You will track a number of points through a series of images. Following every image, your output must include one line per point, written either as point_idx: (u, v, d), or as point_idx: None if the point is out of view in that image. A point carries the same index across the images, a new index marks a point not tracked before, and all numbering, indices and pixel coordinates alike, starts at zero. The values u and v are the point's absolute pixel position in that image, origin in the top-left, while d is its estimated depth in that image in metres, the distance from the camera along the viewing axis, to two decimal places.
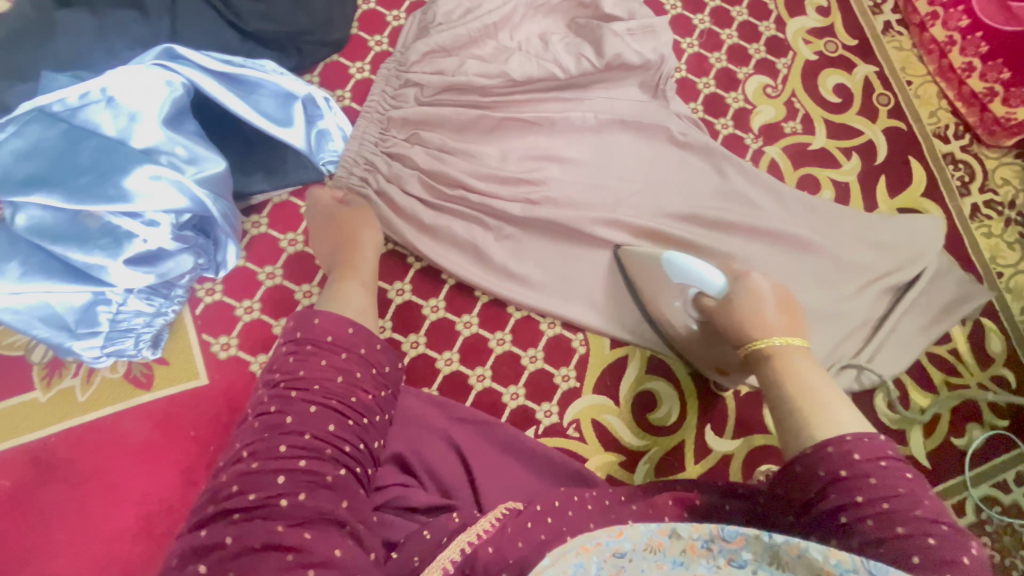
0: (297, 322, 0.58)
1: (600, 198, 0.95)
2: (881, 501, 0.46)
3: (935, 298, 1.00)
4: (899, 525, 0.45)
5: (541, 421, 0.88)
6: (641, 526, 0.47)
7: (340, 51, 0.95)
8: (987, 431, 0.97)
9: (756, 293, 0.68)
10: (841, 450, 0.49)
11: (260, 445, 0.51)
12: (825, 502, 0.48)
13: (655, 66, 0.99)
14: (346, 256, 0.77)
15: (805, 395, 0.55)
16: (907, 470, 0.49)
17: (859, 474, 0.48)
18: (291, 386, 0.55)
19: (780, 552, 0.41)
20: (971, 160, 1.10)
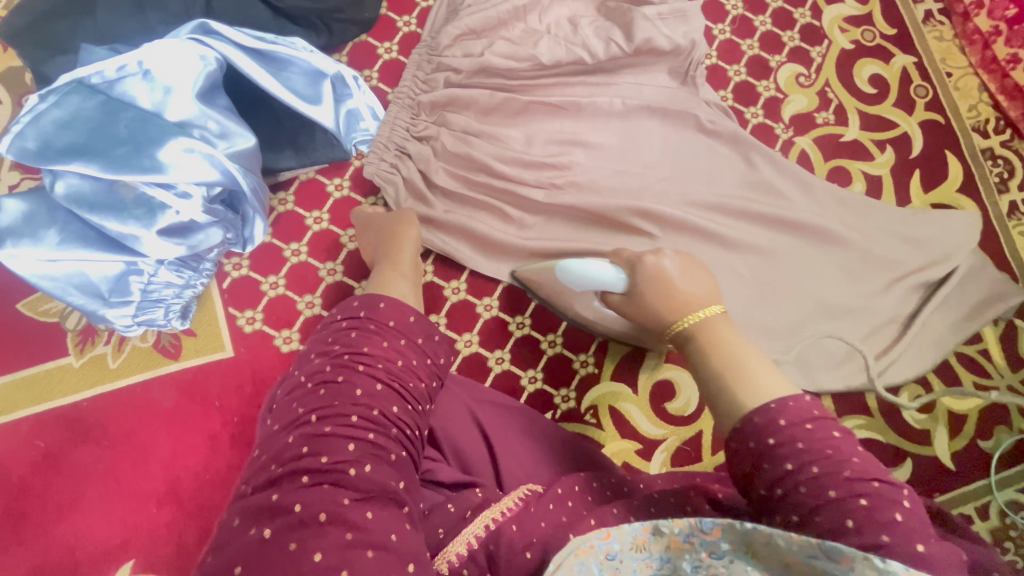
0: (362, 301, 0.65)
1: (625, 184, 0.95)
2: (812, 466, 0.46)
3: (967, 296, 0.97)
4: (830, 488, 0.45)
5: (559, 406, 0.88)
6: (626, 526, 0.49)
7: (369, 30, 0.95)
8: (1016, 435, 0.95)
9: (661, 278, 0.67)
10: (765, 416, 0.50)
11: (333, 409, 0.54)
12: (761, 476, 0.48)
13: (686, 52, 0.97)
14: (388, 252, 0.76)
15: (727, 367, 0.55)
16: (836, 428, 0.49)
17: (787, 440, 0.48)
18: (357, 359, 0.59)
19: (753, 540, 0.45)
20: (1011, 155, 1.06)
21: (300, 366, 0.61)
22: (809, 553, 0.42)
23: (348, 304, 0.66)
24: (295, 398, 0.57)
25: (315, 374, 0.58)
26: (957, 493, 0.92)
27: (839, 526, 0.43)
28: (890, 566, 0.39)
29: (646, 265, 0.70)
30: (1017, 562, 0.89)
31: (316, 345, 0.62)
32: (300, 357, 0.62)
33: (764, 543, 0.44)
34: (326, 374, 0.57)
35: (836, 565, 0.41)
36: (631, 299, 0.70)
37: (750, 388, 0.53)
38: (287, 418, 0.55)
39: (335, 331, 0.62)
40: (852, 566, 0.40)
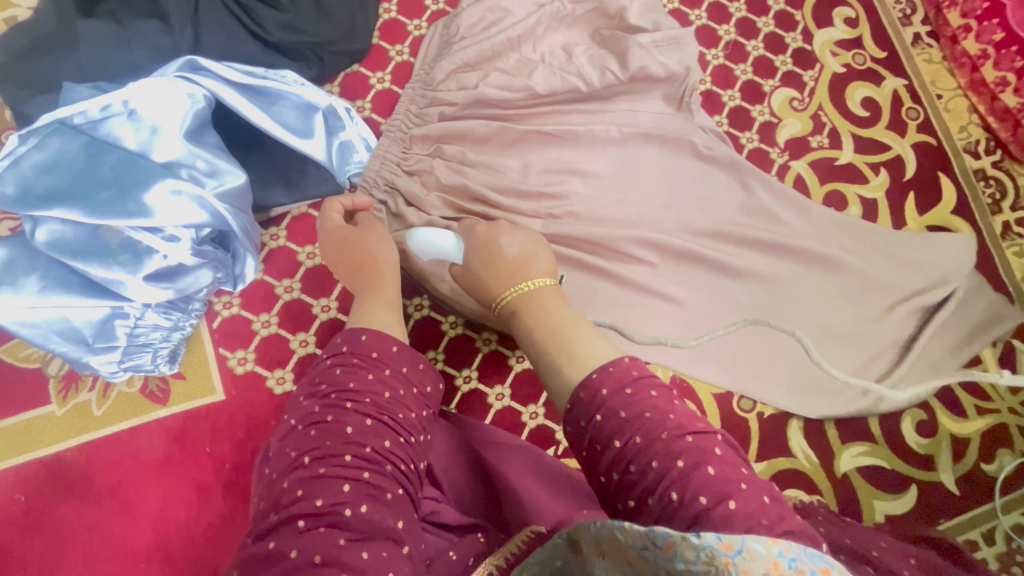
0: (346, 336, 0.61)
1: (624, 213, 0.94)
2: (634, 437, 0.48)
3: (966, 317, 0.97)
4: (653, 458, 0.46)
5: (561, 441, 0.86)
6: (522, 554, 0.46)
7: (361, 61, 0.93)
8: (1019, 457, 0.95)
9: (491, 252, 0.72)
10: (588, 391, 0.52)
11: (327, 450, 0.51)
12: (602, 463, 0.49)
13: (680, 79, 0.97)
14: (367, 278, 0.72)
15: (556, 340, 0.59)
16: (651, 387, 0.51)
17: (610, 414, 0.50)
18: (346, 393, 0.55)
19: (603, 540, 0.41)
20: (1003, 176, 1.07)
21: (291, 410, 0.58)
22: (641, 546, 0.39)
23: (334, 342, 0.62)
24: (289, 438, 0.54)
25: (306, 414, 0.55)
26: (966, 519, 0.92)
27: (669, 502, 0.44)
28: (704, 540, 0.38)
29: (478, 235, 0.75)
30: None
31: (305, 383, 0.58)
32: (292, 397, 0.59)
33: (609, 539, 0.41)
34: (316, 411, 0.54)
35: (665, 555, 0.38)
36: (467, 270, 0.74)
37: (577, 363, 0.55)
38: (281, 462, 0.52)
39: (321, 369, 0.59)
40: (676, 549, 0.38)
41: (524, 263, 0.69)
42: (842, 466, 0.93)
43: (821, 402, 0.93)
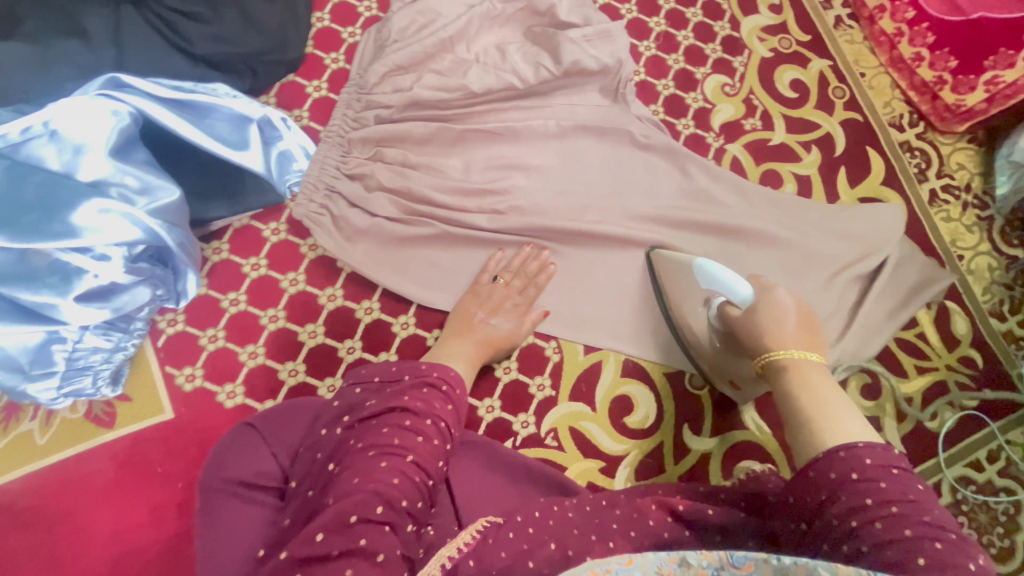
0: (456, 375, 0.68)
1: (567, 204, 0.96)
2: (892, 505, 0.48)
3: (899, 283, 1.02)
4: (908, 527, 0.47)
5: (519, 432, 0.87)
6: (650, 555, 0.48)
7: (296, 70, 0.94)
8: (958, 412, 1.00)
9: (778, 309, 0.70)
10: (854, 454, 0.52)
11: (422, 461, 0.58)
12: (836, 506, 0.51)
13: (614, 71, 1.00)
14: (463, 315, 0.84)
15: (820, 406, 0.58)
16: (918, 482, 0.51)
17: (870, 478, 0.51)
18: (445, 421, 0.64)
19: (791, 572, 0.44)
20: (926, 147, 1.13)
21: (379, 395, 0.64)
22: None
23: (440, 365, 0.68)
24: (384, 420, 0.60)
25: (408, 411, 0.61)
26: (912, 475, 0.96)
27: (909, 561, 0.44)
28: None
29: (771, 292, 0.72)
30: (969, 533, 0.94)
31: (408, 385, 0.64)
32: (388, 386, 0.65)
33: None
34: (420, 416, 0.62)
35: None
36: (740, 318, 0.74)
37: (837, 428, 0.55)
38: (372, 437, 0.58)
39: (419, 380, 0.65)
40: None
41: (775, 328, 0.67)
42: None
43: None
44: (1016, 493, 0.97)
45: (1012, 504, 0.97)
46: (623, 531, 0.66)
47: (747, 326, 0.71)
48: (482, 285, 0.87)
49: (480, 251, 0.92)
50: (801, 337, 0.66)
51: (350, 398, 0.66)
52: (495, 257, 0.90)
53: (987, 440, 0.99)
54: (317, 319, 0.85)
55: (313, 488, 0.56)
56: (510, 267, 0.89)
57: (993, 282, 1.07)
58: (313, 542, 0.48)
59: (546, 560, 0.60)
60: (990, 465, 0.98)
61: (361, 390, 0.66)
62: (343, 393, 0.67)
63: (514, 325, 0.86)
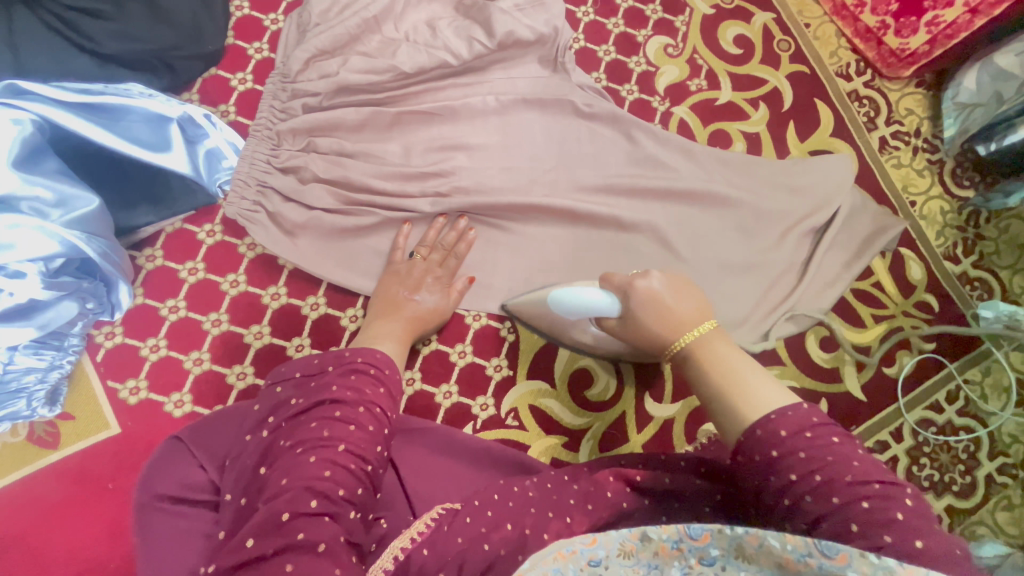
0: (384, 355, 0.66)
1: (513, 181, 0.94)
2: (813, 476, 0.48)
3: (854, 233, 1.02)
4: (836, 495, 0.47)
5: (478, 415, 0.86)
6: (613, 533, 0.46)
7: (217, 64, 0.89)
8: (916, 356, 1.01)
9: (654, 302, 0.65)
10: (767, 429, 0.51)
11: (356, 448, 0.57)
12: (768, 489, 0.50)
13: (551, 40, 0.97)
14: (383, 297, 0.81)
15: (730, 382, 0.56)
16: (834, 433, 0.51)
17: (789, 452, 0.50)
18: (379, 404, 0.63)
19: (744, 545, 0.44)
20: (875, 95, 1.12)
21: (305, 391, 0.63)
22: (806, 552, 0.42)
23: (366, 350, 0.67)
24: (313, 415, 0.60)
25: (337, 402, 0.60)
26: (874, 421, 0.98)
27: (845, 531, 0.45)
28: (884, 561, 0.40)
29: (638, 289, 0.67)
30: (931, 473, 0.96)
31: (334, 374, 0.63)
32: (312, 380, 0.64)
33: (754, 544, 0.43)
34: (350, 406, 0.60)
35: (834, 563, 0.41)
36: (627, 325, 0.69)
37: (753, 403, 0.54)
38: (300, 434, 0.58)
39: (346, 368, 0.64)
40: (851, 563, 0.40)
41: (669, 318, 0.64)
42: None
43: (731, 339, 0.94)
44: (976, 430, 0.99)
45: (972, 441, 0.99)
46: (580, 506, 0.66)
47: (636, 333, 0.68)
48: (397, 266, 0.84)
49: (391, 231, 0.88)
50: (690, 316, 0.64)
51: (272, 398, 0.64)
52: (403, 233, 0.86)
53: (945, 381, 1.01)
54: (261, 319, 0.83)
55: (245, 495, 0.56)
56: (425, 242, 0.87)
57: (946, 226, 1.08)
58: (245, 548, 0.49)
59: (501, 541, 0.59)
60: (949, 405, 1.00)
61: (283, 389, 0.65)
62: (265, 395, 0.65)
63: (436, 299, 0.83)
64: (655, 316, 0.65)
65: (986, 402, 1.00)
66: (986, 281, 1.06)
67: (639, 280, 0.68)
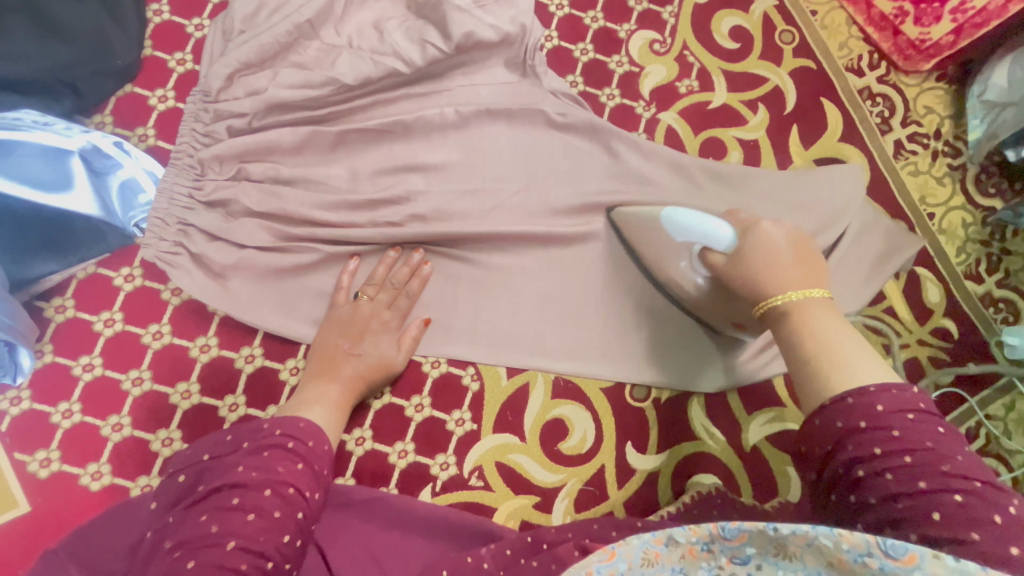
0: (308, 425, 0.59)
1: (475, 204, 0.82)
2: (904, 455, 0.42)
3: (864, 253, 0.90)
4: (922, 478, 0.41)
5: (438, 476, 0.77)
6: (634, 539, 0.41)
7: (133, 80, 0.78)
8: (932, 391, 0.91)
9: (771, 246, 0.59)
10: (862, 398, 0.45)
11: (249, 543, 0.48)
12: (842, 454, 0.45)
13: (518, 40, 0.84)
14: (322, 352, 0.72)
15: (829, 344, 0.49)
16: (939, 423, 0.44)
17: (880, 426, 0.44)
18: (293, 484, 0.54)
19: (786, 543, 0.38)
20: (889, 91, 0.99)
21: (213, 473, 0.55)
22: (864, 551, 0.36)
23: (287, 418, 0.59)
24: (207, 505, 0.51)
25: (239, 486, 0.52)
26: None
27: (923, 516, 0.40)
28: (963, 565, 0.33)
29: (761, 232, 0.61)
30: None
31: (243, 453, 0.55)
32: (221, 461, 0.56)
33: (801, 544, 0.38)
34: (253, 490, 0.52)
35: (898, 564, 0.35)
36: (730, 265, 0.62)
37: (846, 375, 0.47)
38: (186, 531, 0.49)
39: (260, 444, 0.56)
40: (920, 563, 0.34)
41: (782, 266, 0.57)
42: (751, 438, 0.83)
43: (703, 371, 0.83)
44: (999, 473, 0.89)
45: None
46: None
47: (734, 274, 0.61)
48: (340, 317, 0.74)
49: (336, 268, 0.78)
50: (800, 273, 0.56)
51: (172, 491, 0.56)
52: (348, 270, 0.76)
53: (964, 418, 0.91)
54: (189, 376, 0.74)
55: None
56: (373, 280, 0.76)
57: (968, 240, 0.96)
58: None
59: None
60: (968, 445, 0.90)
61: (185, 478, 0.57)
62: (162, 489, 0.57)
63: (382, 352, 0.74)
64: (762, 259, 0.59)
65: (1010, 440, 0.90)
66: (1012, 302, 0.94)
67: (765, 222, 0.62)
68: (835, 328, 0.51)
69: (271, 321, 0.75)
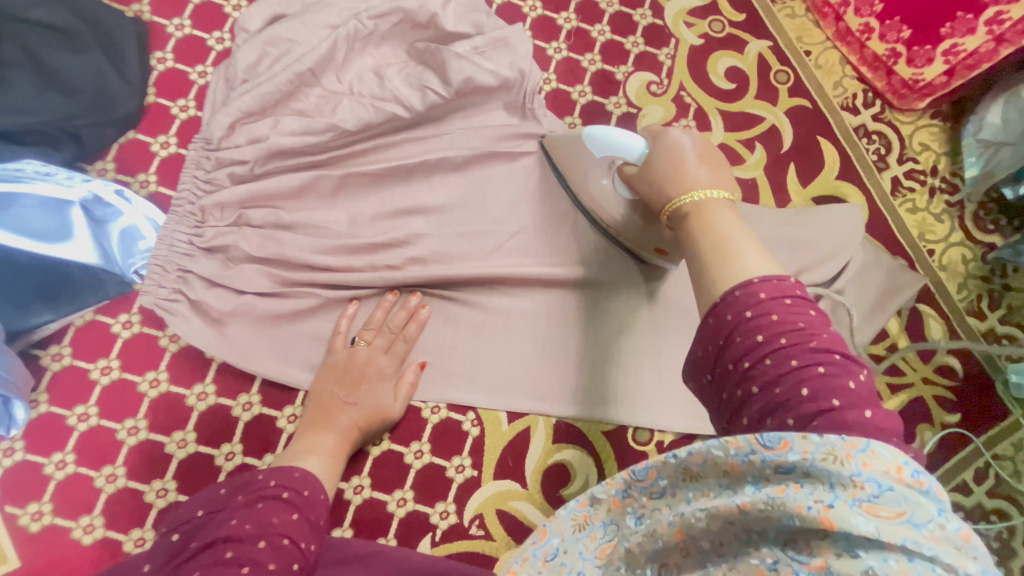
0: (303, 474, 0.60)
1: (475, 247, 0.82)
2: (780, 337, 0.40)
3: (865, 292, 0.90)
4: (794, 357, 0.39)
5: (437, 525, 0.75)
6: (563, 511, 0.49)
7: (136, 127, 0.79)
8: (939, 431, 0.90)
9: (678, 153, 0.55)
10: (747, 294, 0.42)
11: None
12: (730, 350, 0.41)
13: (517, 84, 0.84)
14: (318, 397, 0.72)
15: (721, 244, 0.46)
16: (812, 308, 0.42)
17: (763, 313, 0.41)
18: (288, 535, 0.52)
19: (689, 466, 0.41)
20: (884, 129, 1.00)
21: (206, 530, 0.53)
22: (747, 452, 0.37)
23: (281, 470, 0.60)
24: (200, 560, 0.48)
25: (232, 539, 0.50)
26: None
27: (794, 396, 0.38)
28: (824, 438, 0.34)
29: (669, 136, 0.57)
30: None
31: (237, 506, 0.54)
32: (212, 517, 0.54)
33: (697, 464, 0.40)
34: (247, 542, 0.50)
35: (775, 453, 0.36)
36: (644, 174, 0.59)
37: (736, 268, 0.44)
38: None
39: (256, 496, 0.56)
40: (792, 447, 0.35)
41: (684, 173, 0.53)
42: None
43: (707, 412, 0.82)
44: (1010, 515, 0.88)
45: (1006, 528, 0.87)
46: None
47: (648, 182, 0.58)
48: (337, 364, 0.73)
49: (334, 313, 0.78)
50: (707, 176, 0.53)
51: (165, 550, 0.54)
52: (346, 314, 0.76)
53: (974, 458, 0.89)
54: (185, 425, 0.73)
55: None
56: (371, 325, 0.76)
57: (968, 276, 0.96)
58: None
59: None
60: (979, 486, 0.89)
61: (178, 536, 0.54)
62: (158, 550, 0.54)
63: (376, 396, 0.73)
64: (668, 167, 0.55)
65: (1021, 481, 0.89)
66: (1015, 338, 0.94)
67: (674, 128, 0.58)
68: (730, 226, 0.48)
69: (269, 368, 0.74)
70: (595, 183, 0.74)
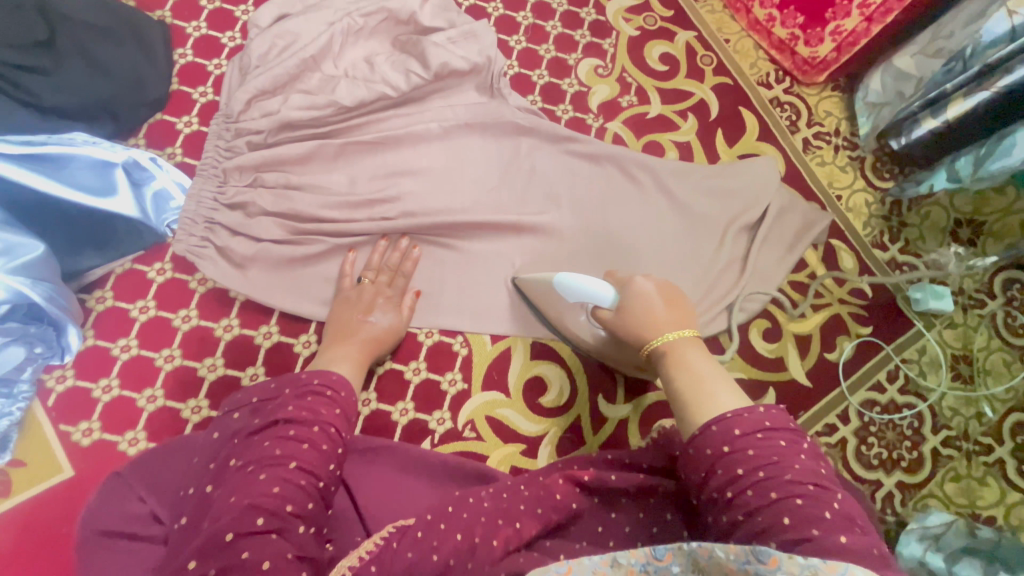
0: (339, 377, 0.70)
1: (455, 202, 0.96)
2: (757, 471, 0.52)
3: (786, 229, 1.07)
4: (773, 490, 0.50)
5: (436, 430, 0.88)
6: (585, 561, 0.50)
7: (163, 109, 0.93)
8: (855, 340, 1.07)
9: (644, 298, 0.71)
10: (722, 427, 0.55)
11: (307, 466, 0.60)
12: (715, 479, 0.53)
13: (485, 68, 1.01)
14: (336, 322, 0.84)
15: (694, 389, 0.60)
16: (783, 439, 0.54)
17: (739, 447, 0.53)
18: (334, 425, 0.65)
19: (698, 558, 0.48)
20: (795, 100, 1.20)
21: (263, 412, 0.66)
22: (745, 560, 0.46)
23: (322, 371, 0.70)
24: (268, 434, 0.62)
25: (292, 422, 0.63)
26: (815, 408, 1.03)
27: (777, 523, 0.48)
28: (809, 560, 0.44)
29: (633, 286, 0.73)
30: (880, 452, 1.01)
31: (290, 397, 0.66)
32: (268, 402, 0.67)
33: (706, 558, 0.48)
34: (305, 425, 0.63)
35: (768, 567, 0.45)
36: (619, 317, 0.73)
37: (713, 403, 0.57)
38: (252, 453, 0.60)
39: (303, 390, 0.67)
40: (781, 565, 0.44)
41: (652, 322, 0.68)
42: None
43: None
44: (917, 406, 1.04)
45: (915, 417, 1.04)
46: (531, 510, 0.63)
47: (625, 325, 0.72)
48: (348, 295, 0.87)
49: (341, 255, 0.91)
50: (670, 323, 0.67)
51: (229, 424, 0.68)
52: (348, 261, 0.89)
53: (885, 363, 1.06)
54: (215, 352, 0.85)
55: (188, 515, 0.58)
56: (372, 265, 0.89)
57: (872, 216, 1.15)
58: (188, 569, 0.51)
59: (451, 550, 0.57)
60: (891, 385, 1.05)
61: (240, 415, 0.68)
62: (220, 423, 0.69)
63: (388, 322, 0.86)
64: (641, 313, 0.70)
65: (925, 379, 1.06)
66: (913, 264, 1.12)
67: (637, 277, 0.74)
68: (702, 366, 0.62)
69: (290, 301, 0.87)
70: (573, 319, 0.87)
